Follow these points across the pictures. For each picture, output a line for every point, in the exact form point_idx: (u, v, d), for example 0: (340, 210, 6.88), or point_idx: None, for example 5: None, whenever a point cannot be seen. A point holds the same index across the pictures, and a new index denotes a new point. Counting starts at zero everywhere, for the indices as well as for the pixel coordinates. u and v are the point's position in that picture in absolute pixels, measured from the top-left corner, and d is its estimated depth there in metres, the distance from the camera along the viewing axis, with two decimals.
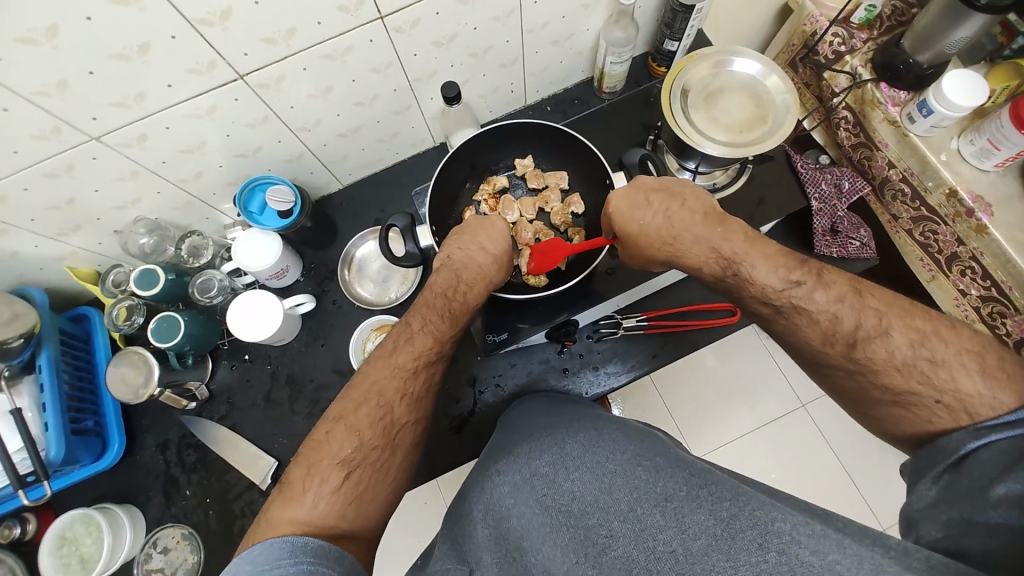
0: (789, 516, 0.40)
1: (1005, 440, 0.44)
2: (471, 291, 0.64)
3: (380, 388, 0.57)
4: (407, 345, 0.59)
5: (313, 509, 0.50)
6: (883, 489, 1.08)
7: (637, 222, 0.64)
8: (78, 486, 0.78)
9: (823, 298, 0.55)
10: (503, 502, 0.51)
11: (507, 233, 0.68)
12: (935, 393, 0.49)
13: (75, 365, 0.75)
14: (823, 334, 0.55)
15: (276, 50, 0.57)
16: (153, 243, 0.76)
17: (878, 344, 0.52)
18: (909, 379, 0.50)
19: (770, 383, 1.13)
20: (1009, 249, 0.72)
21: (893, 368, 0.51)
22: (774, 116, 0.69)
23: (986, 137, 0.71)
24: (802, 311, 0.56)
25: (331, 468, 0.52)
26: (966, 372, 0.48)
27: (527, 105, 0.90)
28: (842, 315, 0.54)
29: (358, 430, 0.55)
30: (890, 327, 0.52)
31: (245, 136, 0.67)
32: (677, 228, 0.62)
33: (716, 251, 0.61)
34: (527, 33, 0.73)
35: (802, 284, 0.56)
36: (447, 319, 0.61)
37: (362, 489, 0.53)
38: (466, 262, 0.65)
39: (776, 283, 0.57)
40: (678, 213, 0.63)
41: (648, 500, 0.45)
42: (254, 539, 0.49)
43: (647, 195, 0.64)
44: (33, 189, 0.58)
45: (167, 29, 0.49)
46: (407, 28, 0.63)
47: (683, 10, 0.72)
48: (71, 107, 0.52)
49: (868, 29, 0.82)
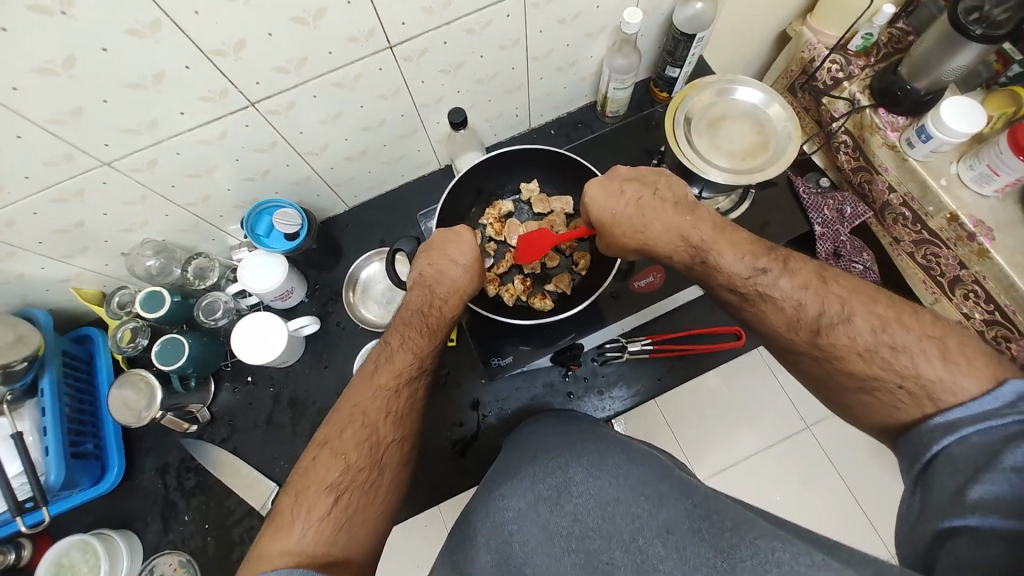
0: (788, 544, 0.39)
1: (978, 434, 0.43)
2: (447, 304, 0.64)
3: (364, 407, 0.57)
4: (387, 364, 0.59)
5: (303, 538, 0.49)
6: (889, 512, 1.07)
7: (610, 211, 0.65)
8: (76, 510, 0.77)
9: (788, 285, 0.55)
10: (508, 528, 0.51)
11: (475, 242, 0.67)
12: (897, 377, 0.48)
13: (77, 387, 0.75)
14: (787, 320, 0.54)
15: (288, 78, 0.58)
16: (160, 265, 0.76)
17: (842, 332, 0.51)
18: (872, 364, 0.49)
19: (774, 403, 1.12)
20: (1013, 274, 0.72)
21: (856, 354, 0.50)
22: (776, 144, 0.70)
23: (985, 163, 0.72)
24: (767, 298, 0.55)
25: (319, 493, 0.51)
26: (927, 358, 0.47)
27: (532, 128, 0.91)
28: (806, 302, 0.53)
29: (344, 453, 0.54)
30: (852, 313, 0.51)
31: (254, 161, 0.68)
32: (648, 218, 0.63)
33: (686, 239, 0.61)
34: (533, 60, 0.74)
35: (767, 271, 0.55)
36: (425, 334, 0.62)
37: (351, 514, 0.52)
38: (438, 276, 0.65)
39: (742, 270, 0.57)
40: (650, 203, 0.63)
41: (649, 530, 0.45)
42: (245, 574, 0.47)
43: (620, 183, 0.65)
44: (42, 213, 0.59)
45: (181, 59, 0.50)
46: (415, 57, 0.64)
47: (685, 39, 0.74)
48: (83, 133, 0.53)
49: (865, 56, 0.84)
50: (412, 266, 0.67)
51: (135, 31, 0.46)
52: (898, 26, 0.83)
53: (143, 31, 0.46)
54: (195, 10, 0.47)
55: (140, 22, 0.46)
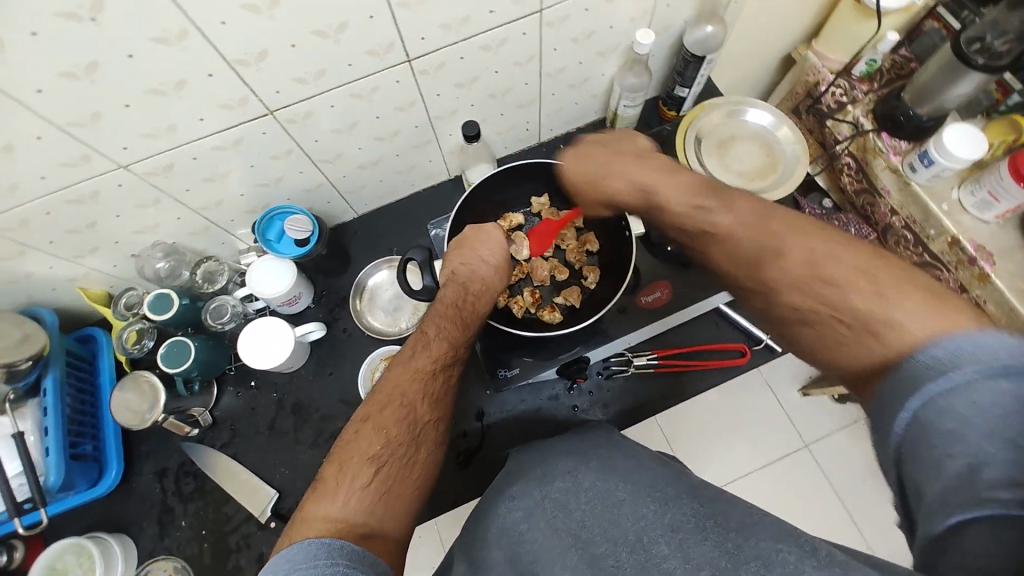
0: (795, 548, 0.39)
1: (951, 396, 0.39)
2: (479, 300, 0.66)
3: (403, 388, 0.57)
4: (425, 350, 0.60)
5: (345, 505, 0.50)
6: (887, 534, 1.07)
7: (586, 167, 0.67)
8: (73, 513, 0.76)
9: (726, 220, 0.57)
10: (518, 528, 0.51)
11: (504, 243, 0.71)
12: (833, 312, 0.48)
13: (79, 388, 0.74)
14: (727, 255, 0.57)
15: (306, 89, 0.59)
16: (169, 267, 0.76)
17: (774, 263, 0.52)
18: (806, 297, 0.50)
19: (774, 421, 1.12)
20: (1012, 298, 0.73)
21: (791, 287, 0.51)
22: (784, 166, 0.72)
23: (985, 190, 0.73)
24: (709, 231, 0.58)
25: (361, 464, 0.52)
26: (857, 289, 0.47)
27: (542, 142, 0.92)
28: (740, 233, 0.56)
29: (385, 428, 0.54)
30: (785, 246, 0.52)
31: (267, 167, 0.68)
32: (609, 163, 0.65)
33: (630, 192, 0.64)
34: (546, 76, 0.76)
35: (706, 207, 0.58)
36: (459, 325, 0.63)
37: (391, 485, 0.53)
38: (471, 274, 0.67)
39: (681, 206, 0.60)
40: (608, 156, 0.66)
41: (656, 529, 0.45)
42: (289, 538, 0.48)
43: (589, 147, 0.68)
44: (56, 213, 0.59)
45: (205, 68, 0.51)
46: (432, 70, 0.65)
47: (694, 61, 0.76)
48: (103, 136, 0.53)
49: (869, 81, 0.86)
50: (443, 265, 0.69)
51: (162, 39, 0.47)
52: (901, 53, 0.84)
53: (170, 39, 0.47)
54: (221, 20, 0.48)
55: (167, 30, 0.47)
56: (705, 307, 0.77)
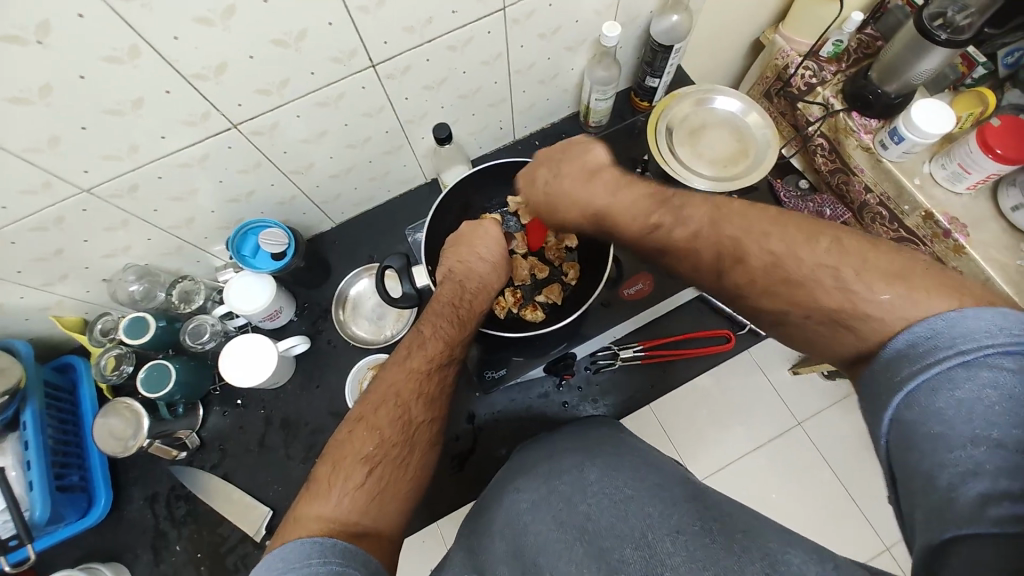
0: (800, 550, 0.40)
1: (949, 403, 0.39)
2: (475, 300, 0.66)
3: (397, 388, 0.57)
4: (420, 349, 0.60)
5: (338, 506, 0.49)
6: (881, 504, 1.09)
7: (551, 191, 0.67)
8: (63, 546, 0.75)
9: (726, 235, 0.55)
10: (523, 520, 0.51)
11: (500, 239, 0.71)
12: (841, 314, 0.47)
13: (60, 418, 0.73)
14: (728, 268, 0.55)
15: (270, 99, 0.58)
16: (144, 289, 0.75)
17: (768, 262, 0.52)
18: (801, 292, 0.50)
19: (765, 402, 1.13)
20: (988, 269, 0.74)
21: (795, 293, 0.50)
22: (755, 150, 0.73)
23: (956, 162, 0.74)
24: (707, 250, 0.56)
25: (355, 465, 0.52)
26: (875, 291, 0.46)
27: (516, 140, 0.92)
28: (729, 235, 0.55)
29: (379, 428, 0.54)
30: (791, 254, 0.51)
31: (238, 181, 0.67)
32: (586, 189, 0.65)
33: (623, 211, 0.62)
34: (515, 74, 0.75)
35: (694, 213, 0.58)
36: (456, 323, 0.63)
37: (385, 485, 0.52)
38: (468, 273, 0.68)
39: (673, 214, 0.59)
40: (581, 179, 0.65)
41: (660, 528, 0.45)
42: (281, 538, 0.48)
43: (557, 165, 0.67)
44: (20, 242, 0.58)
45: (161, 85, 0.50)
46: (398, 74, 0.65)
47: (663, 50, 0.76)
48: (63, 161, 0.52)
49: (837, 62, 0.86)
50: (441, 263, 0.70)
51: (114, 58, 0.46)
52: (867, 33, 0.85)
53: (122, 57, 0.46)
54: (175, 35, 0.47)
55: (118, 49, 0.45)
56: (687, 297, 0.78)
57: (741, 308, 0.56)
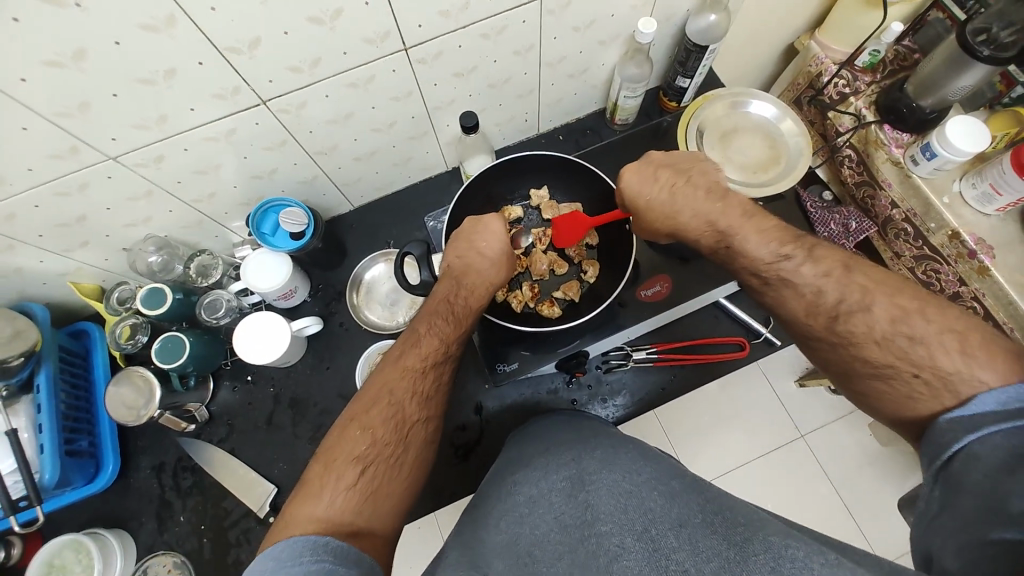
0: (803, 544, 0.39)
1: (1001, 434, 0.43)
2: (473, 295, 0.65)
3: (391, 387, 0.57)
4: (415, 348, 0.60)
5: (331, 506, 0.49)
6: (880, 522, 1.08)
7: (643, 196, 0.66)
8: (70, 509, 0.76)
9: (810, 271, 0.57)
10: (519, 512, 0.50)
11: (503, 233, 0.68)
12: (913, 367, 0.50)
13: (72, 383, 0.73)
14: (806, 305, 0.56)
15: (301, 78, 0.58)
16: (162, 261, 0.75)
17: (860, 318, 0.53)
18: (887, 353, 0.51)
19: (770, 412, 1.12)
20: (1011, 292, 0.72)
21: (873, 342, 0.52)
22: (786, 157, 0.72)
23: (987, 182, 0.72)
24: (788, 283, 0.57)
25: (347, 464, 0.52)
26: (946, 350, 0.49)
27: (540, 133, 0.91)
28: (826, 287, 0.55)
29: (372, 428, 0.54)
30: (872, 302, 0.53)
31: (261, 158, 0.67)
32: (679, 202, 0.64)
33: (713, 224, 0.63)
34: (545, 66, 0.74)
35: (790, 258, 0.58)
36: (451, 321, 0.62)
37: (378, 485, 0.52)
38: (466, 267, 0.66)
39: (765, 255, 0.59)
40: (683, 190, 0.65)
41: (662, 522, 0.44)
42: (273, 539, 0.48)
43: (655, 170, 0.66)
44: (44, 206, 0.58)
45: (194, 56, 0.50)
46: (429, 59, 0.64)
47: (697, 51, 0.75)
48: (91, 127, 0.52)
49: (872, 72, 0.84)
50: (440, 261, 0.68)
51: (150, 26, 0.45)
52: (905, 44, 0.84)
53: (157, 26, 0.46)
54: (212, 6, 0.46)
55: (155, 17, 0.45)
56: (704, 302, 0.77)
57: (803, 342, 0.59)
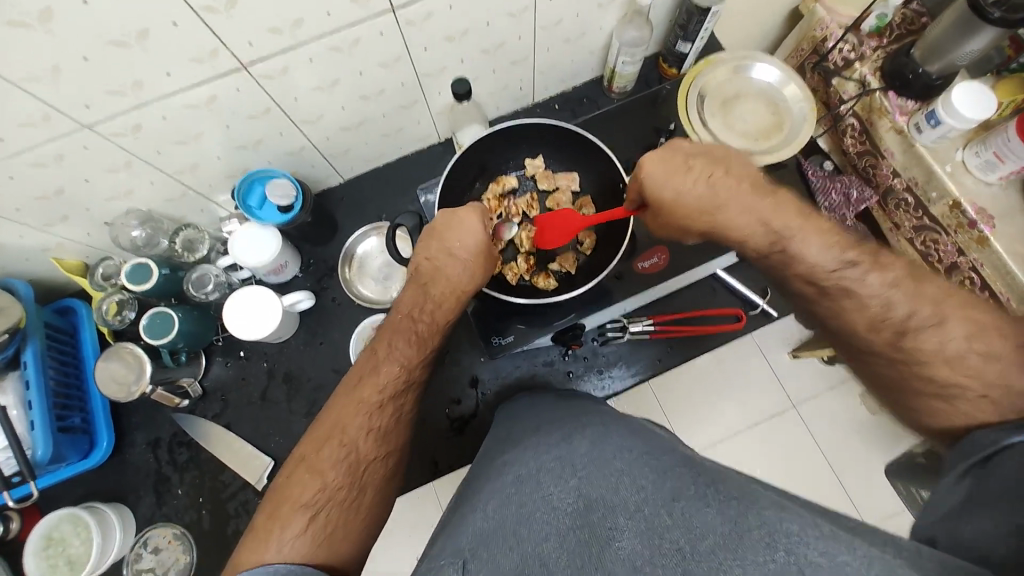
0: (797, 518, 0.40)
1: None
2: (439, 311, 0.61)
3: (345, 421, 0.56)
4: (372, 377, 0.58)
5: (279, 552, 0.50)
6: (867, 487, 1.11)
7: (673, 188, 0.59)
8: (65, 485, 0.76)
9: (878, 282, 0.56)
10: (508, 491, 0.49)
11: (480, 231, 0.61)
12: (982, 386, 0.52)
13: (60, 359, 0.72)
14: (869, 319, 0.57)
15: (282, 40, 0.55)
16: (146, 236, 0.73)
17: (931, 336, 0.54)
18: (955, 371, 0.54)
19: (762, 384, 1.13)
20: (1011, 261, 0.71)
21: (943, 361, 0.54)
22: (789, 125, 0.70)
23: (992, 151, 0.71)
24: (852, 295, 0.56)
25: (293, 512, 0.52)
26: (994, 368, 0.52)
27: (535, 102, 0.88)
28: (896, 301, 0.55)
29: (322, 472, 0.54)
30: (946, 317, 0.54)
31: (246, 128, 0.64)
32: (721, 199, 0.59)
33: (766, 223, 0.57)
34: (540, 30, 0.71)
35: (858, 265, 0.56)
36: (413, 344, 0.59)
37: (331, 530, 0.53)
38: (434, 275, 0.61)
39: (830, 262, 0.56)
40: (722, 180, 0.59)
41: (655, 501, 0.44)
42: None
43: (687, 159, 0.59)
44: (19, 177, 0.55)
45: (167, 15, 0.47)
46: (418, 21, 0.60)
47: (699, 13, 0.71)
48: (61, 93, 0.49)
49: (878, 36, 0.81)
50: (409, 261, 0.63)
51: None
52: (912, 8, 0.80)
53: None
54: None
55: None
56: (701, 274, 0.76)
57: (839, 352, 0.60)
